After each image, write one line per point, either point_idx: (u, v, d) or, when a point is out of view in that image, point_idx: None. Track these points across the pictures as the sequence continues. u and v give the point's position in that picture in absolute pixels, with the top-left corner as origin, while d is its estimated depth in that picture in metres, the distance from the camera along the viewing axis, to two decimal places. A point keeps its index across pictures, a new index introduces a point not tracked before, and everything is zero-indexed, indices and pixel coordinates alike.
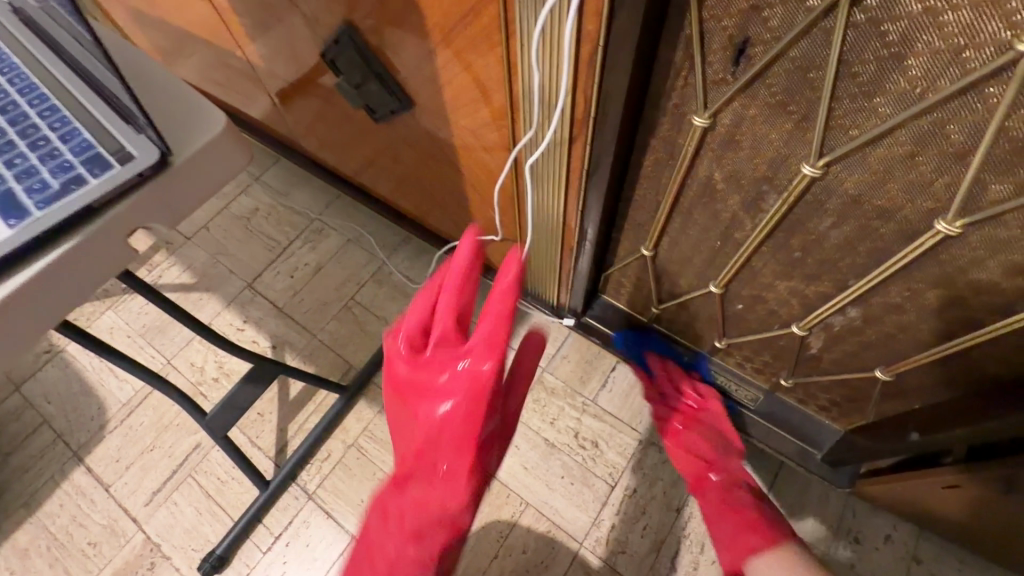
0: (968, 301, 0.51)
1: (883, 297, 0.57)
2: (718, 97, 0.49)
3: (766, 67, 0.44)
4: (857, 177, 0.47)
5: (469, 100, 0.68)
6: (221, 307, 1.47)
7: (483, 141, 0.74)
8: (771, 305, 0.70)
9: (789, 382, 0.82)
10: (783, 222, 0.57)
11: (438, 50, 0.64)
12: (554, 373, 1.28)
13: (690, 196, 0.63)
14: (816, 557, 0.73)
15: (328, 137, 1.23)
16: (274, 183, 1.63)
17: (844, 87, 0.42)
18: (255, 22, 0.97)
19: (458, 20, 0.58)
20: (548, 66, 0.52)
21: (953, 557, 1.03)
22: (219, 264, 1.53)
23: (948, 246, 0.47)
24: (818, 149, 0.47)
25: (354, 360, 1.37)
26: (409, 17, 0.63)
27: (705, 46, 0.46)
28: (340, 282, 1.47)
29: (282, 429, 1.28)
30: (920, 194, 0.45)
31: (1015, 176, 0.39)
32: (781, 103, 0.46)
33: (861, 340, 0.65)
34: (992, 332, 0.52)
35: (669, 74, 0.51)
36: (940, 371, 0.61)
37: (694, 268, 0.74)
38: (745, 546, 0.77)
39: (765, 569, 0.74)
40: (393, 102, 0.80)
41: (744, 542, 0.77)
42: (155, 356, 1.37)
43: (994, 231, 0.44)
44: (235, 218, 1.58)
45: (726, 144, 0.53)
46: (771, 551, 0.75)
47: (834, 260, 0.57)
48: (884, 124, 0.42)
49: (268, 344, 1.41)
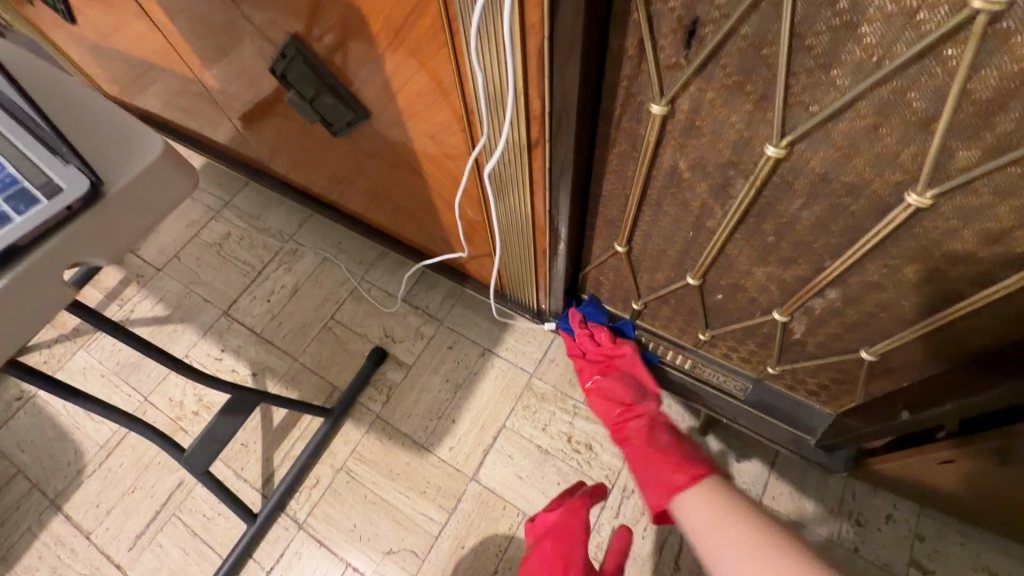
0: (946, 274, 0.49)
1: (861, 276, 0.55)
2: (673, 82, 0.47)
3: (718, 47, 0.43)
4: (822, 155, 0.46)
5: (424, 105, 0.66)
6: (197, 337, 1.43)
7: (443, 146, 0.72)
8: (751, 293, 0.69)
9: (777, 369, 0.80)
10: (753, 207, 0.55)
11: (387, 55, 0.62)
12: (543, 378, 1.26)
13: (656, 188, 0.61)
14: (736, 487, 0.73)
15: (293, 155, 1.20)
16: (245, 206, 1.59)
17: (799, 62, 0.40)
18: (206, 43, 0.95)
19: (403, 21, 0.56)
20: (496, 63, 0.50)
21: (956, 531, 1.02)
22: (193, 293, 1.49)
23: (921, 219, 0.45)
24: (780, 129, 0.45)
25: (338, 381, 1.33)
26: (354, 23, 0.61)
27: (655, 30, 0.44)
28: (318, 302, 1.44)
29: (268, 459, 1.24)
30: (887, 167, 0.43)
31: (981, 141, 0.38)
32: (738, 83, 0.44)
33: (843, 322, 0.64)
34: (973, 304, 0.50)
35: (622, 63, 0.49)
36: (925, 347, 0.60)
37: (670, 260, 0.72)
38: (671, 485, 0.75)
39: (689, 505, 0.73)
40: (350, 113, 0.78)
41: (670, 481, 0.76)
42: (131, 394, 1.33)
43: (966, 199, 0.42)
44: (207, 245, 1.54)
45: (687, 131, 0.52)
46: (696, 488, 0.74)
47: (809, 242, 0.55)
48: (844, 97, 0.40)
49: (248, 372, 1.37)
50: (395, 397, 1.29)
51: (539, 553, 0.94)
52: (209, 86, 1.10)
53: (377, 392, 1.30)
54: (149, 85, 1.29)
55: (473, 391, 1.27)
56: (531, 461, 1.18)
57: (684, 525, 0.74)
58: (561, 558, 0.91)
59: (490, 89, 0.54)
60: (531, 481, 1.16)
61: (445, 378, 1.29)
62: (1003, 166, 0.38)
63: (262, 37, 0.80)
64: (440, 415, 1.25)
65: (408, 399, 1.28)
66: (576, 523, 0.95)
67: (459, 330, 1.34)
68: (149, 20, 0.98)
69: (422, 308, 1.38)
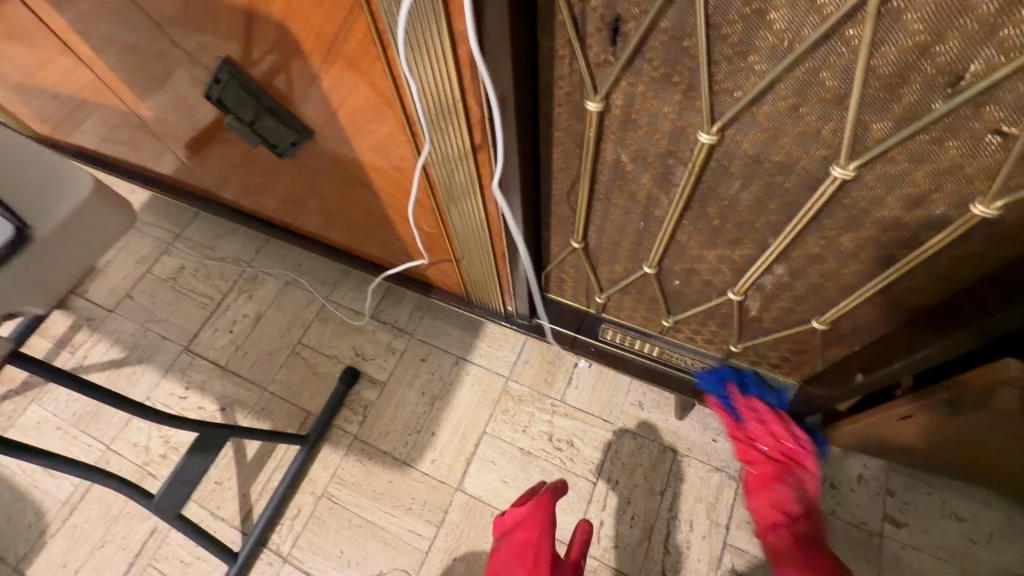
0: (879, 240, 0.52)
1: (803, 249, 0.58)
2: (605, 78, 0.49)
3: (642, 43, 0.44)
4: (752, 137, 0.47)
5: (365, 119, 0.66)
6: (158, 377, 1.37)
7: (390, 159, 0.71)
8: (705, 276, 0.71)
9: (739, 347, 0.83)
10: (696, 192, 0.57)
11: (322, 72, 0.61)
12: (518, 380, 1.26)
13: (603, 182, 0.62)
14: None
15: (241, 181, 1.17)
16: (198, 237, 1.54)
17: (718, 50, 0.42)
18: (136, 73, 0.91)
19: (334, 37, 0.55)
20: (431, 73, 0.51)
21: (923, 483, 1.07)
22: (150, 331, 1.43)
23: (848, 190, 0.48)
24: (710, 116, 0.47)
25: (311, 406, 1.30)
26: (286, 42, 0.60)
27: (581, 29, 0.45)
28: (284, 328, 1.40)
29: (245, 494, 1.20)
30: (812, 144, 0.45)
31: (891, 112, 0.40)
32: (665, 75, 0.46)
33: (793, 295, 0.66)
34: (905, 267, 0.53)
35: (554, 63, 0.50)
36: (869, 311, 0.63)
37: (626, 251, 0.74)
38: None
39: None
40: (293, 133, 0.77)
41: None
42: (92, 444, 1.27)
43: (885, 169, 0.44)
44: (160, 281, 1.49)
45: (624, 124, 0.53)
46: None
47: (751, 221, 0.57)
48: (763, 82, 0.42)
49: (216, 408, 1.33)
50: (372, 416, 1.27)
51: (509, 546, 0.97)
52: (145, 117, 1.06)
53: (352, 412, 1.27)
54: (81, 121, 1.23)
55: (450, 401, 1.26)
56: (515, 464, 1.18)
57: None
58: (529, 549, 0.96)
59: (429, 100, 0.54)
60: (516, 484, 1.17)
61: (421, 392, 1.28)
62: (913, 135, 0.41)
63: (194, 63, 0.77)
64: (419, 429, 1.24)
65: (385, 416, 1.26)
66: (542, 516, 0.99)
67: (431, 341, 1.33)
68: (74, 54, 0.94)
69: (391, 322, 1.37)
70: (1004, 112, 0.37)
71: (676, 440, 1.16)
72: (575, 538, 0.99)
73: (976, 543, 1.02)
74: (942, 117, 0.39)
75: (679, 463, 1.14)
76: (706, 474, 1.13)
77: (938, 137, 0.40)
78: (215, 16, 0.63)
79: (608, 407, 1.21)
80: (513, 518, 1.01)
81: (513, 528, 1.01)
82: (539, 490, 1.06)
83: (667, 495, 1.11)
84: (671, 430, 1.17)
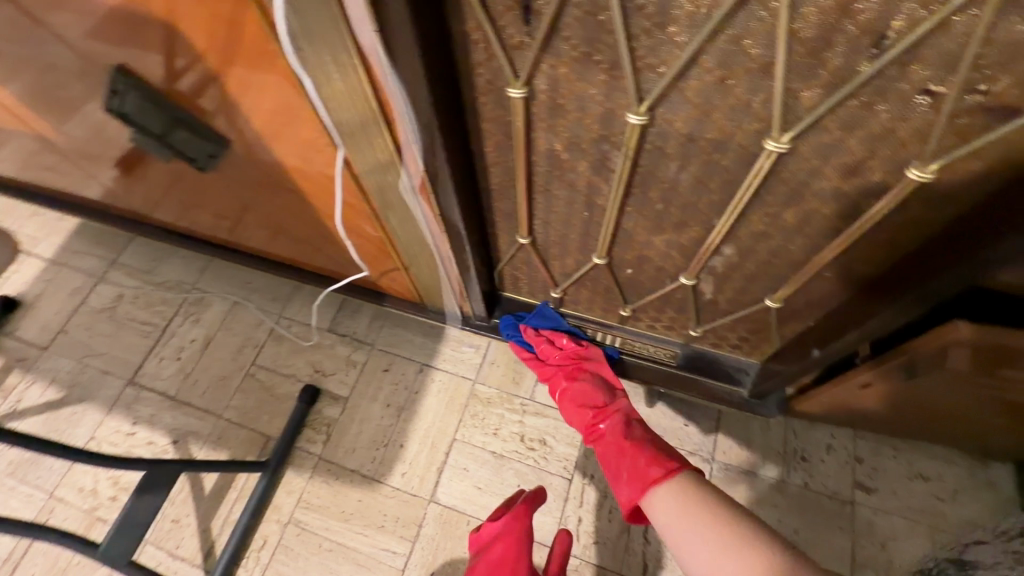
0: (822, 214, 0.50)
1: (749, 228, 0.56)
2: (524, 62, 0.45)
3: (556, 20, 0.41)
4: (683, 115, 0.45)
5: (281, 124, 0.61)
6: (102, 415, 1.28)
7: (316, 165, 0.67)
8: (656, 263, 0.68)
9: (698, 331, 0.81)
10: (635, 177, 0.54)
11: (225, 76, 0.57)
12: (486, 383, 1.23)
13: (540, 173, 0.59)
14: (708, 481, 0.70)
15: (171, 199, 1.09)
16: (135, 261, 1.44)
17: (636, 23, 0.39)
18: (32, 89, 0.83)
19: (230, 34, 0.51)
20: (335, 66, 0.47)
21: (888, 446, 1.09)
22: (89, 367, 1.33)
23: (786, 164, 0.46)
24: (637, 95, 0.44)
25: (270, 430, 1.24)
26: (181, 43, 0.55)
27: (491, 10, 0.42)
28: (236, 350, 1.33)
29: (205, 530, 1.13)
30: (744, 119, 0.43)
31: (818, 79, 0.38)
32: (586, 54, 0.43)
33: (744, 275, 0.65)
34: (850, 239, 0.52)
35: (469, 48, 0.46)
36: (819, 285, 0.62)
37: (574, 244, 0.71)
38: (646, 478, 0.72)
39: (663, 500, 0.69)
40: (208, 143, 0.71)
41: (647, 473, 0.73)
42: (32, 494, 1.17)
43: (820, 139, 0.42)
44: (97, 311, 1.39)
45: (552, 110, 0.50)
46: (667, 480, 0.71)
47: (694, 203, 0.55)
48: (686, 55, 0.39)
49: (168, 442, 1.25)
50: (336, 433, 1.21)
51: (487, 563, 0.93)
52: (52, 138, 0.97)
53: (315, 432, 1.22)
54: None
55: (417, 411, 1.22)
56: (488, 469, 1.15)
57: (654, 522, 0.70)
58: (507, 564, 0.92)
59: (339, 97, 0.50)
60: (491, 489, 1.13)
61: (385, 404, 1.23)
62: (843, 102, 0.39)
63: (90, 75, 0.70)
64: (386, 443, 1.19)
65: (349, 433, 1.21)
66: (521, 529, 0.95)
67: (392, 350, 1.28)
68: None
69: (350, 335, 1.31)
70: (930, 70, 0.35)
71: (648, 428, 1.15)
72: (554, 550, 0.96)
73: (942, 501, 1.04)
74: (870, 81, 0.37)
75: None
76: None
77: (868, 102, 0.38)
78: (98, 20, 0.57)
79: None
80: (490, 533, 0.97)
81: (492, 542, 0.97)
82: (517, 502, 1.03)
83: None
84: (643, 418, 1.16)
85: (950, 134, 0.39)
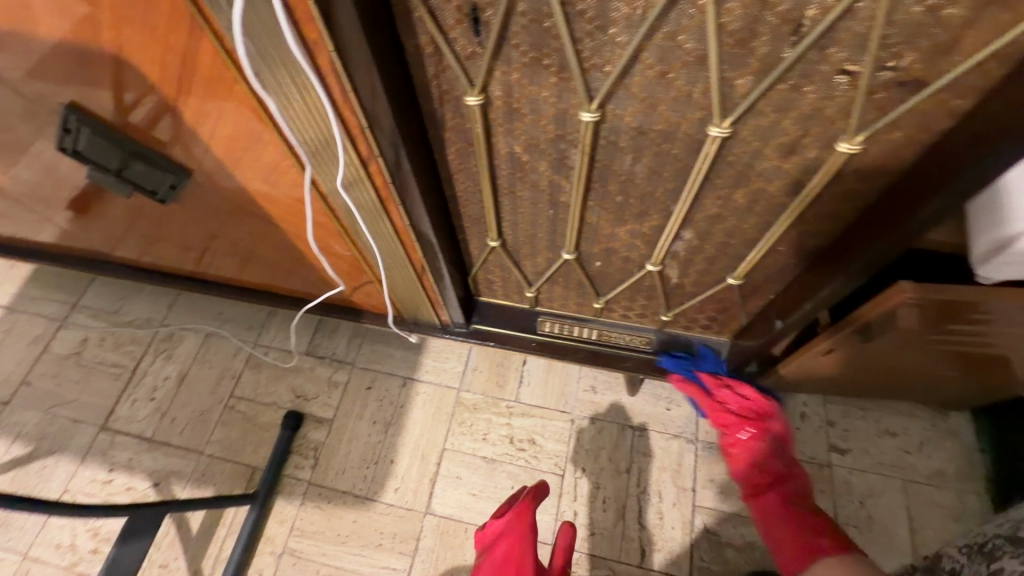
0: (769, 192, 0.54)
1: (704, 211, 0.59)
2: (478, 70, 0.47)
3: (504, 29, 0.43)
4: (631, 109, 0.48)
5: (243, 149, 0.62)
6: (75, 465, 1.23)
7: (281, 187, 0.67)
8: (623, 253, 0.71)
9: (670, 315, 0.84)
10: (593, 172, 0.57)
11: (183, 105, 0.57)
12: (470, 389, 1.24)
13: (504, 176, 0.61)
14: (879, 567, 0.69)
15: (131, 235, 1.07)
16: (98, 302, 1.40)
17: (579, 28, 0.42)
18: None
19: (185, 63, 0.51)
20: (295, 88, 0.48)
21: (857, 408, 1.15)
22: (57, 416, 1.28)
23: (730, 147, 0.49)
24: (587, 94, 0.47)
25: (256, 461, 1.22)
26: (134, 75, 0.55)
27: (441, 23, 0.44)
28: (212, 383, 1.30)
29: (197, 570, 1.10)
30: (687, 108, 0.46)
31: (749, 66, 0.41)
32: (535, 59, 0.45)
33: (706, 257, 0.68)
34: (795, 212, 0.56)
35: (424, 61, 0.48)
36: (775, 260, 0.65)
37: (543, 242, 0.73)
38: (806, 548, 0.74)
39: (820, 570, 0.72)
40: (168, 175, 0.70)
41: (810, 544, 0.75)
42: (5, 557, 1.11)
43: (758, 122, 0.46)
44: (61, 358, 1.34)
45: (508, 114, 0.52)
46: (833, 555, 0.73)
47: (651, 192, 0.58)
48: (627, 53, 0.42)
49: (148, 485, 1.21)
50: (324, 457, 1.20)
51: (491, 561, 0.93)
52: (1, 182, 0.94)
53: (302, 458, 1.20)
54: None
55: (404, 424, 1.21)
56: (480, 474, 1.16)
57: None
58: (511, 560, 0.91)
59: (302, 116, 0.51)
60: (485, 494, 1.14)
61: (371, 421, 1.22)
62: (773, 86, 0.42)
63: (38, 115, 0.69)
64: (376, 460, 1.18)
65: (338, 454, 1.20)
66: (523, 526, 0.95)
67: (373, 367, 1.28)
68: None
69: (329, 356, 1.30)
70: (845, 52, 0.39)
71: (632, 417, 1.18)
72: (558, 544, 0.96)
73: (911, 454, 1.10)
74: (794, 65, 0.40)
75: (639, 438, 1.16)
76: (667, 443, 1.15)
77: (795, 85, 0.42)
78: (45, 59, 0.56)
79: (563, 397, 1.21)
80: (494, 532, 0.98)
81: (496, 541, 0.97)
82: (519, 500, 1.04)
83: (633, 471, 1.12)
84: (627, 407, 1.19)
85: (870, 108, 0.42)
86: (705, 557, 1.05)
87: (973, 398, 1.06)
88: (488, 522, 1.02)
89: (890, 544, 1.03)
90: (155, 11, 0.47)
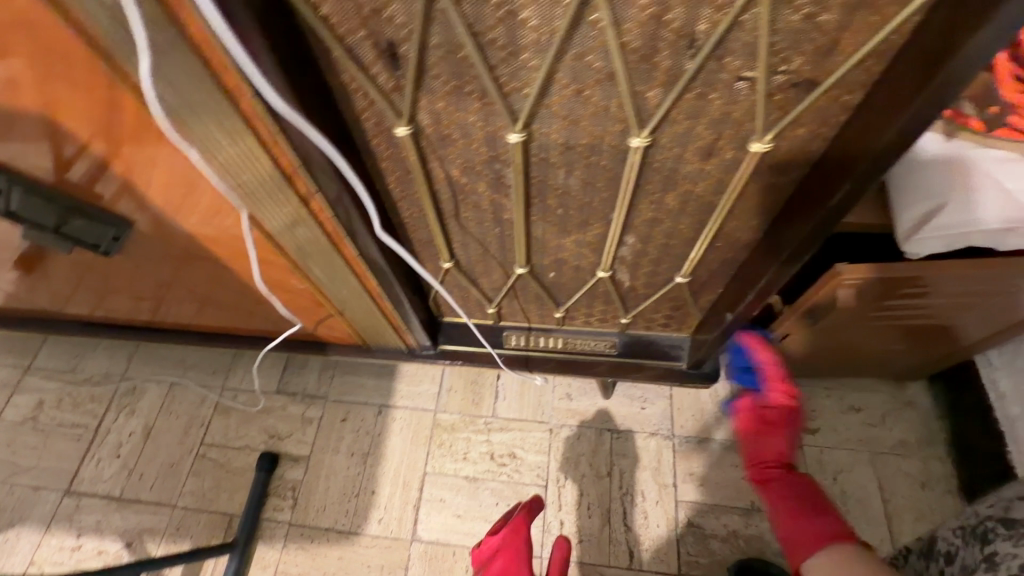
0: (698, 193, 0.56)
1: (641, 216, 0.61)
2: (403, 101, 0.48)
3: (422, 62, 0.44)
4: (555, 127, 0.49)
5: (181, 195, 0.61)
6: (40, 535, 1.17)
7: (226, 229, 0.67)
8: (573, 262, 0.73)
9: (629, 317, 0.87)
10: (531, 188, 0.59)
11: (114, 158, 0.57)
12: (447, 410, 1.23)
13: (447, 200, 0.63)
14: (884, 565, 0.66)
15: (80, 291, 1.04)
16: (53, 362, 1.35)
17: (492, 55, 0.43)
18: None
19: (111, 118, 0.51)
20: (222, 134, 0.49)
21: (822, 388, 1.19)
22: (16, 486, 1.22)
23: (653, 155, 0.51)
24: (511, 115, 0.48)
25: (233, 508, 1.18)
26: (61, 133, 0.54)
27: (360, 60, 0.45)
28: (181, 433, 1.26)
29: None
30: (607, 122, 0.48)
31: (656, 80, 0.43)
32: (457, 87, 0.47)
33: (652, 259, 0.70)
34: (725, 211, 0.58)
35: (349, 96, 0.49)
36: (716, 255, 0.68)
37: (495, 259, 0.74)
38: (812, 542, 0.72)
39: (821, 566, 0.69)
40: (108, 228, 0.69)
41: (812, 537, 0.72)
42: None
43: (674, 130, 0.48)
44: (17, 424, 1.28)
45: (439, 141, 0.53)
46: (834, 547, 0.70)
47: (588, 203, 0.60)
48: (541, 75, 0.44)
49: (120, 546, 1.16)
50: (303, 495, 1.17)
51: None
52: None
53: (281, 499, 1.17)
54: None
55: (383, 453, 1.20)
56: (464, 495, 1.15)
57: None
58: None
59: (234, 160, 0.52)
60: (471, 515, 1.13)
61: (349, 453, 1.20)
62: (681, 96, 0.44)
63: None
64: (357, 492, 1.17)
65: (317, 491, 1.17)
66: (519, 542, 0.95)
67: (347, 398, 1.26)
68: None
69: (300, 392, 1.28)
70: (740, 60, 0.41)
71: (609, 420, 1.19)
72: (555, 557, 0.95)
73: (876, 426, 1.14)
74: (696, 76, 0.42)
75: (618, 440, 1.17)
76: (645, 442, 1.16)
77: (701, 93, 0.44)
78: None
79: (539, 408, 1.22)
80: (490, 548, 0.96)
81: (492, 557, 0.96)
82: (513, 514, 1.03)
83: (615, 474, 1.14)
84: (602, 411, 1.20)
85: (773, 109, 0.45)
86: (692, 551, 1.07)
87: (927, 366, 1.10)
88: (483, 539, 0.99)
89: (865, 517, 1.06)
90: (75, 70, 0.46)
